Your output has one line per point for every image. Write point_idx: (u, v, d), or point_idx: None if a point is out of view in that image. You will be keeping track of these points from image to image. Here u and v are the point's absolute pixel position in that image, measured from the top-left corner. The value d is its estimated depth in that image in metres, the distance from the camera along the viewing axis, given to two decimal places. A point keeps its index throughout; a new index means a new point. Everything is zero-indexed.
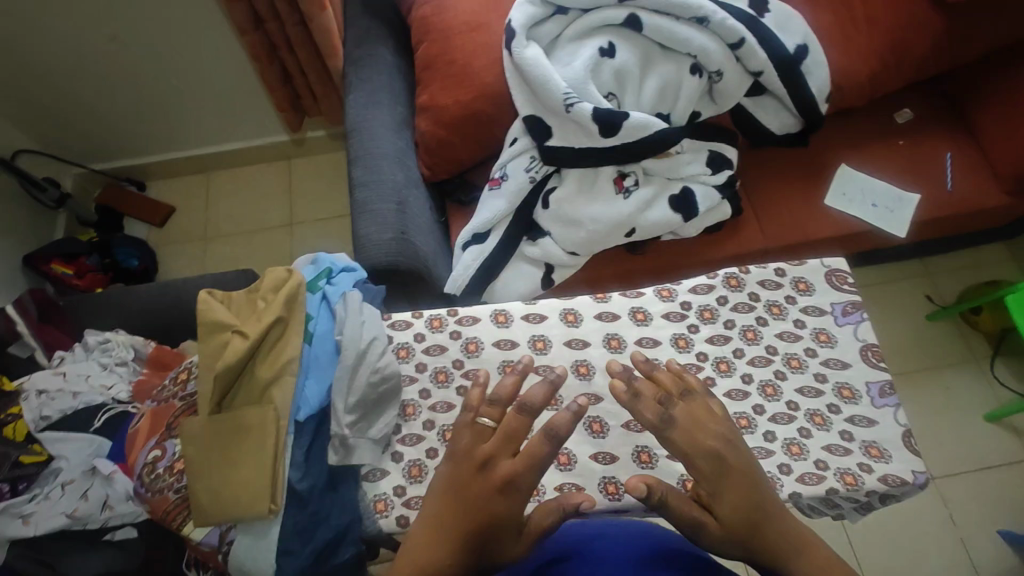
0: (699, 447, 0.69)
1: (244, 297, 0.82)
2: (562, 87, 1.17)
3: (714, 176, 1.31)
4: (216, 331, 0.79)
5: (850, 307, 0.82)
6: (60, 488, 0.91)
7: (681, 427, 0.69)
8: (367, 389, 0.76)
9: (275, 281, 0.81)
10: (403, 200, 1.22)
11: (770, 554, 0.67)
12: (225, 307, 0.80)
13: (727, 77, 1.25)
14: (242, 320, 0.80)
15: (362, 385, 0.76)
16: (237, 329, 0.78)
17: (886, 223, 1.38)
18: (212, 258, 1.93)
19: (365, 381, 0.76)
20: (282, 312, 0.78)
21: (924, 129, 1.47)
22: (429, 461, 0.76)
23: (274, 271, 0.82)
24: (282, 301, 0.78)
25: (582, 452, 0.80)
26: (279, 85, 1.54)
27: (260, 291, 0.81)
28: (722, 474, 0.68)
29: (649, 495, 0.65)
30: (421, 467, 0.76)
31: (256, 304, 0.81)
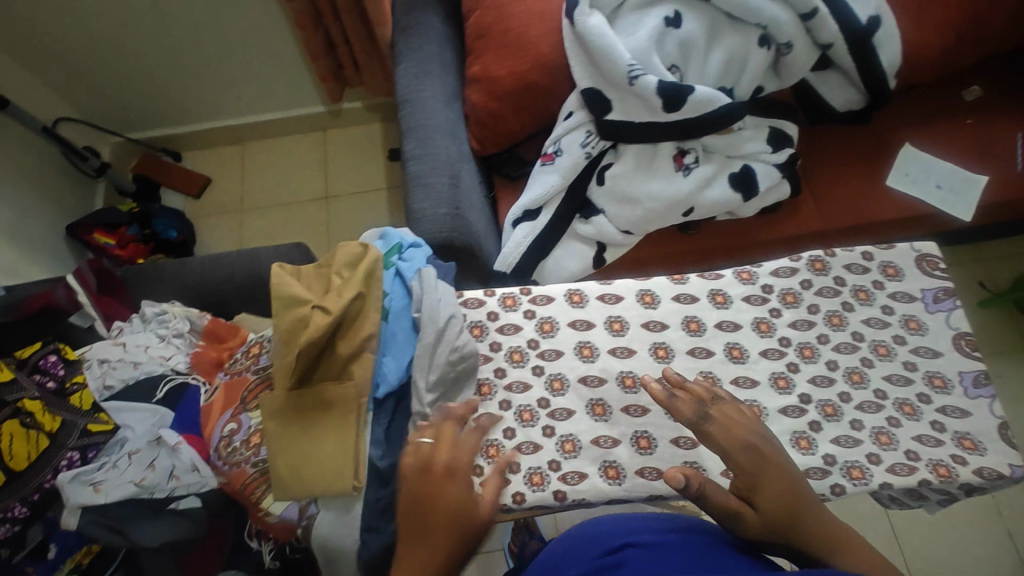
0: (736, 441, 0.68)
1: (318, 272, 0.81)
2: (626, 59, 1.12)
3: (776, 155, 1.25)
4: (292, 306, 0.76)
5: (942, 293, 0.80)
6: (127, 458, 0.92)
7: (718, 421, 0.69)
8: (447, 367, 0.75)
9: (349, 256, 0.79)
10: (456, 174, 1.20)
11: (808, 546, 0.66)
12: (297, 281, 0.78)
13: (796, 50, 1.18)
14: (318, 294, 0.78)
15: (442, 363, 0.75)
16: (316, 305, 0.75)
17: (951, 206, 1.32)
18: (250, 230, 1.93)
19: (448, 359, 0.76)
20: (361, 288, 0.76)
21: (995, 106, 1.39)
22: (508, 441, 0.77)
23: (343, 246, 0.81)
24: (361, 275, 0.76)
25: (662, 437, 0.76)
26: (322, 54, 1.51)
27: (333, 266, 0.80)
28: (761, 467, 0.68)
29: (688, 486, 0.65)
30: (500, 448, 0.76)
31: (330, 279, 0.79)
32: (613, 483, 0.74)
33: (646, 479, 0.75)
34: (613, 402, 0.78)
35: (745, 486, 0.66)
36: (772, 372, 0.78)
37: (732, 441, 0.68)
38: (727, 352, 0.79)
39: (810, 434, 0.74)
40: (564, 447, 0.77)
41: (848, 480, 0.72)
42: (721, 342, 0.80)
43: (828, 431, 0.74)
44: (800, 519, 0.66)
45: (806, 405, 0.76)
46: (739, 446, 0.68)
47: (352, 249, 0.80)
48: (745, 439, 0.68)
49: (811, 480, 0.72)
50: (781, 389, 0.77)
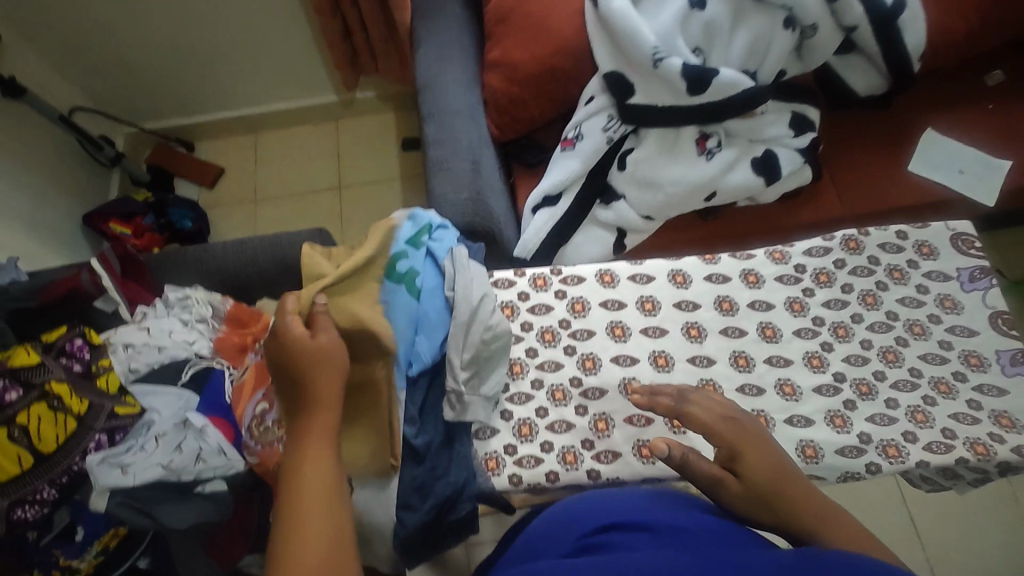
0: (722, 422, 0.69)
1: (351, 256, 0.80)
2: (650, 41, 1.11)
3: (798, 139, 1.24)
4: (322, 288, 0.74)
5: (978, 272, 0.80)
6: (154, 440, 0.92)
7: (699, 402, 0.71)
8: (481, 345, 0.76)
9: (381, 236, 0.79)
10: (478, 158, 1.20)
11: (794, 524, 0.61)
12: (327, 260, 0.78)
13: (821, 32, 1.17)
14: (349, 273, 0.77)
15: (476, 341, 0.76)
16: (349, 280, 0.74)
17: (974, 190, 1.31)
18: (263, 220, 1.93)
19: (485, 338, 0.76)
20: None
21: (1019, 91, 1.38)
22: (541, 419, 0.77)
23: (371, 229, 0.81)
24: None
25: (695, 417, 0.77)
26: (338, 41, 1.50)
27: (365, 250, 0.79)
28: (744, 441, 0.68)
29: (670, 455, 0.66)
30: (533, 426, 0.77)
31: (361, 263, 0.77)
32: (647, 462, 0.75)
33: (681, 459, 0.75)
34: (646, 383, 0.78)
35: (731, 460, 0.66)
36: (806, 351, 0.78)
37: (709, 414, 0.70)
38: (760, 332, 0.79)
39: (844, 413, 0.74)
40: (597, 427, 0.77)
41: (884, 458, 0.71)
42: (754, 322, 0.80)
43: (863, 410, 0.74)
44: (782, 495, 0.63)
45: (840, 383, 0.76)
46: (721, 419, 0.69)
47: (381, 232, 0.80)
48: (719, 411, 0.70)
49: (848, 458, 0.71)
50: (815, 368, 0.76)
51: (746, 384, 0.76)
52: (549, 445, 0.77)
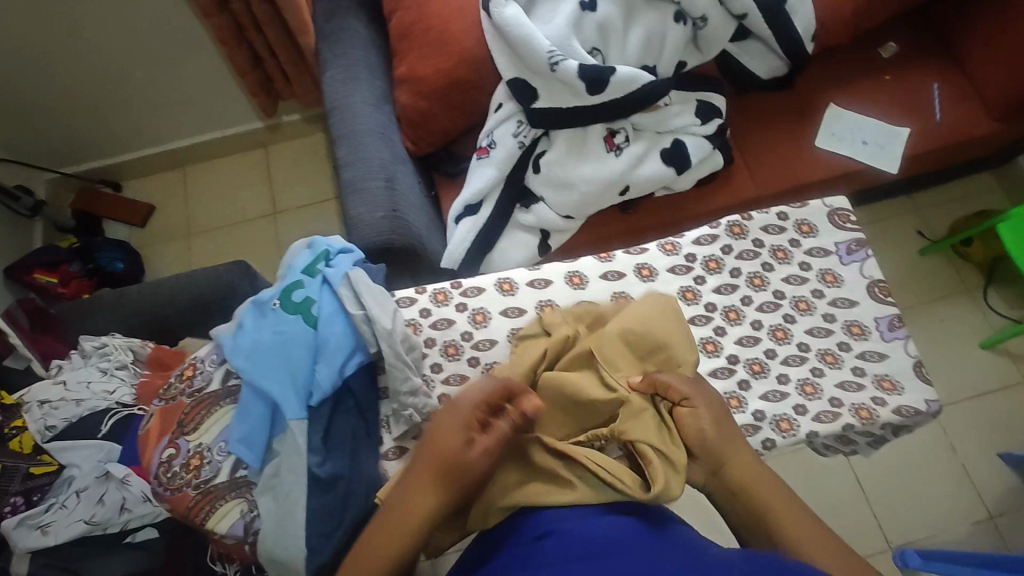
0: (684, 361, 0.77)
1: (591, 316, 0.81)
2: (545, 45, 1.14)
3: (704, 127, 1.27)
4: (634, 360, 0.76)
5: (855, 245, 0.85)
6: (76, 496, 0.91)
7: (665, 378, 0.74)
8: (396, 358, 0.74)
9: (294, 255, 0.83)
10: (392, 175, 1.20)
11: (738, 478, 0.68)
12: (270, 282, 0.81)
13: (712, 22, 1.21)
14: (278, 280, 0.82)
15: (395, 354, 0.75)
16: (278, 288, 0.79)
17: (878, 160, 1.37)
18: (199, 254, 1.90)
19: (398, 353, 0.75)
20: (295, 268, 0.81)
21: (911, 61, 1.45)
22: None
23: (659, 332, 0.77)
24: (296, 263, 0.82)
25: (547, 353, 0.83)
26: (248, 69, 1.49)
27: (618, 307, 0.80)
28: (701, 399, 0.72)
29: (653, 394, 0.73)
30: None
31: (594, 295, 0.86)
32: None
33: None
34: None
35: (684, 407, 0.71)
36: (700, 338, 0.81)
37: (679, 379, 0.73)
38: None
39: (739, 395, 0.77)
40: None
41: (778, 433, 0.75)
42: None
43: (757, 388, 0.77)
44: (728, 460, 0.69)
45: (734, 365, 0.79)
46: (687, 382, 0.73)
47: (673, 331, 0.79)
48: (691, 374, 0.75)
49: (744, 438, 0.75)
50: (710, 353, 0.79)
51: None
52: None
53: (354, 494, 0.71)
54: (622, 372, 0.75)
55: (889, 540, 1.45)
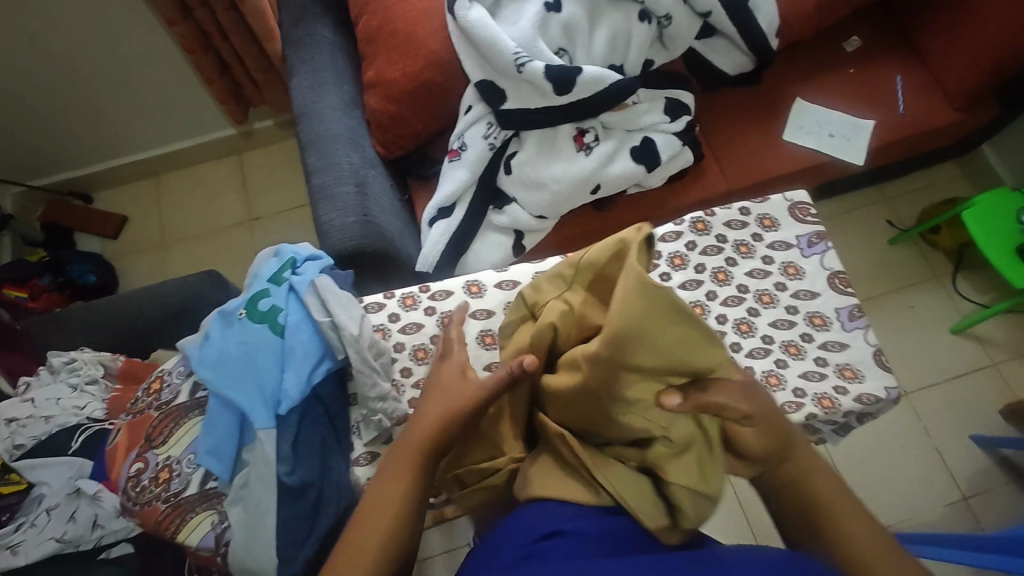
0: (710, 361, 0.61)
1: (587, 272, 0.70)
2: (511, 47, 1.14)
3: (673, 124, 1.29)
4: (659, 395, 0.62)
5: (815, 238, 0.87)
6: (46, 514, 0.90)
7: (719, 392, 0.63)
8: (364, 363, 0.75)
9: (262, 263, 0.83)
10: (362, 180, 1.20)
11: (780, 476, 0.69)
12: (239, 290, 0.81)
13: (676, 20, 1.22)
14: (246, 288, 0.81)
15: (363, 359, 0.75)
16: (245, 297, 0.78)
17: (844, 151, 1.40)
18: (174, 264, 1.87)
19: (365, 358, 0.75)
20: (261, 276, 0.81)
21: (873, 55, 1.47)
22: None
23: (671, 346, 0.57)
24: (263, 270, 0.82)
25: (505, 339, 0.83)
26: (216, 76, 1.48)
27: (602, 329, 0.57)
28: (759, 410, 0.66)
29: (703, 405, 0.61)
30: None
31: (601, 249, 0.68)
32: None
33: None
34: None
35: (744, 424, 0.67)
36: None
37: (732, 394, 0.63)
38: None
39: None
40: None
41: None
42: None
43: None
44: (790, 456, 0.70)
45: None
46: (745, 400, 0.64)
47: (690, 335, 0.58)
48: (739, 379, 0.65)
49: None
50: None
51: None
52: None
53: (325, 502, 0.71)
54: (649, 401, 0.61)
55: None
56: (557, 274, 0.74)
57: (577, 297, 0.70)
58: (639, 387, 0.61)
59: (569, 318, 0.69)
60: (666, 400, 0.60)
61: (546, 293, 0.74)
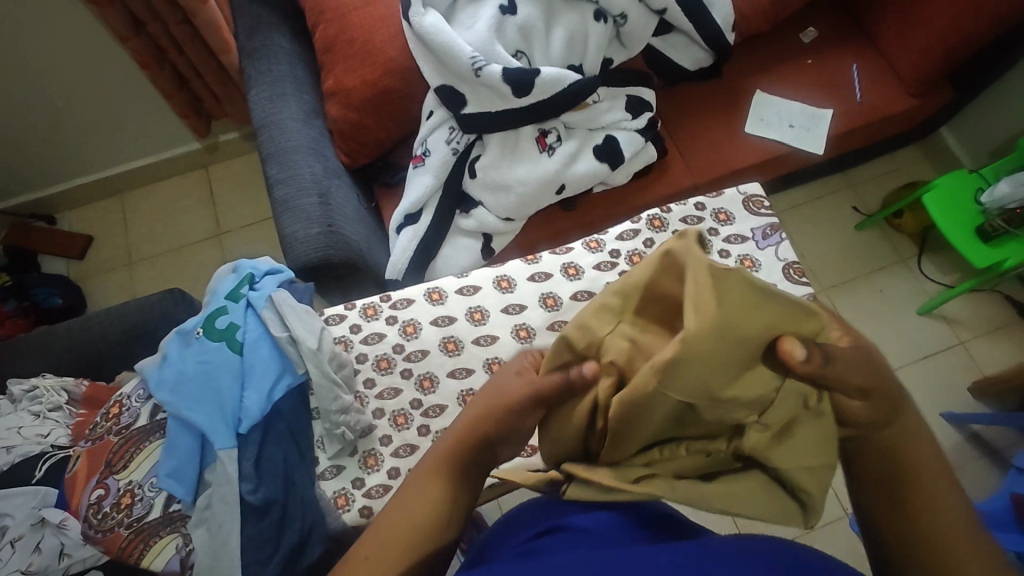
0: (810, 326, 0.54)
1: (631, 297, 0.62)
2: (467, 51, 1.14)
3: (635, 121, 1.29)
4: (766, 368, 0.55)
5: (769, 230, 0.89)
6: (10, 546, 0.87)
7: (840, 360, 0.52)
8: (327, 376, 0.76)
9: (222, 279, 0.83)
10: (326, 191, 1.19)
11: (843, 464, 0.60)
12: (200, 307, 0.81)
13: (632, 19, 1.23)
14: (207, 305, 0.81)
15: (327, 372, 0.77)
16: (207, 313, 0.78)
17: (804, 141, 1.42)
18: (143, 282, 1.84)
19: (325, 372, 0.76)
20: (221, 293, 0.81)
21: (830, 45, 1.50)
22: (387, 450, 0.77)
23: (767, 329, 0.53)
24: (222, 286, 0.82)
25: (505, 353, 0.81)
26: (174, 90, 1.46)
27: (691, 325, 0.52)
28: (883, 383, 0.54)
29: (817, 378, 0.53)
30: (377, 457, 0.76)
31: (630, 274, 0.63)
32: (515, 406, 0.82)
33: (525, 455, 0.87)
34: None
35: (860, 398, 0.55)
36: None
37: (849, 367, 0.53)
38: None
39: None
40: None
41: None
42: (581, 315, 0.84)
43: None
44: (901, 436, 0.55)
45: None
46: (862, 367, 0.53)
47: (770, 317, 0.53)
48: (851, 347, 0.54)
49: None
50: None
51: None
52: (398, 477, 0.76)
53: (291, 514, 0.72)
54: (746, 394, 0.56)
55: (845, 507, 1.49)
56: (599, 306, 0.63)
57: (634, 331, 0.61)
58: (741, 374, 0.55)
59: (631, 356, 0.61)
60: (788, 355, 0.52)
61: (595, 327, 0.62)
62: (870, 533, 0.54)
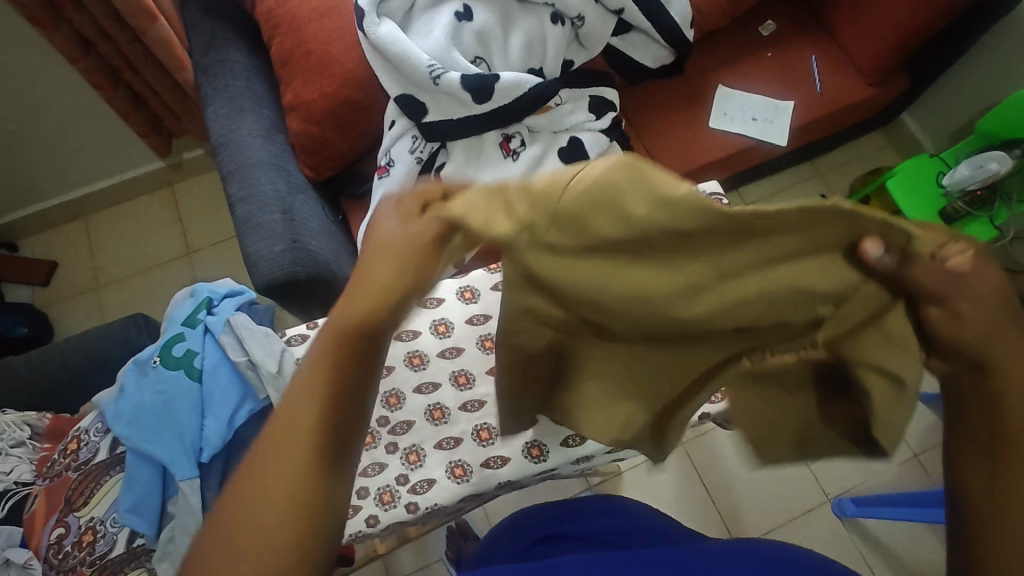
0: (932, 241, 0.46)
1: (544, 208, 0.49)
2: (424, 59, 1.13)
3: (599, 121, 1.29)
4: (845, 266, 0.50)
5: None
6: None
7: (926, 274, 0.47)
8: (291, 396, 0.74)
9: (179, 304, 0.82)
10: (289, 206, 1.17)
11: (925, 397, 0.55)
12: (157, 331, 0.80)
13: (589, 20, 1.23)
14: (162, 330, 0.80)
15: None
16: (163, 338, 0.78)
17: (767, 134, 1.43)
18: (112, 306, 1.80)
19: None
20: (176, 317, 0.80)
21: (788, 37, 1.51)
22: (401, 486, 0.80)
23: (828, 233, 0.48)
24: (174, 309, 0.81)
25: (477, 369, 0.86)
26: (131, 109, 1.43)
27: (753, 253, 0.50)
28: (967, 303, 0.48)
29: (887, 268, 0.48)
30: (393, 493, 0.79)
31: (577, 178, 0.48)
32: None
33: (493, 469, 0.81)
34: (450, 404, 0.84)
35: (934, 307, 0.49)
36: None
37: (933, 277, 0.47)
38: None
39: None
40: (410, 459, 0.81)
41: None
42: None
43: None
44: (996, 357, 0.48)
45: None
46: (942, 280, 0.47)
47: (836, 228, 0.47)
48: (961, 265, 0.47)
49: None
50: None
51: None
52: (375, 519, 0.78)
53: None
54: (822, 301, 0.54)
55: (827, 493, 1.51)
56: (504, 205, 0.51)
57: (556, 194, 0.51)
58: (805, 271, 0.51)
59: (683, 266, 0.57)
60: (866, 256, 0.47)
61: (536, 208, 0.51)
62: (954, 500, 0.50)
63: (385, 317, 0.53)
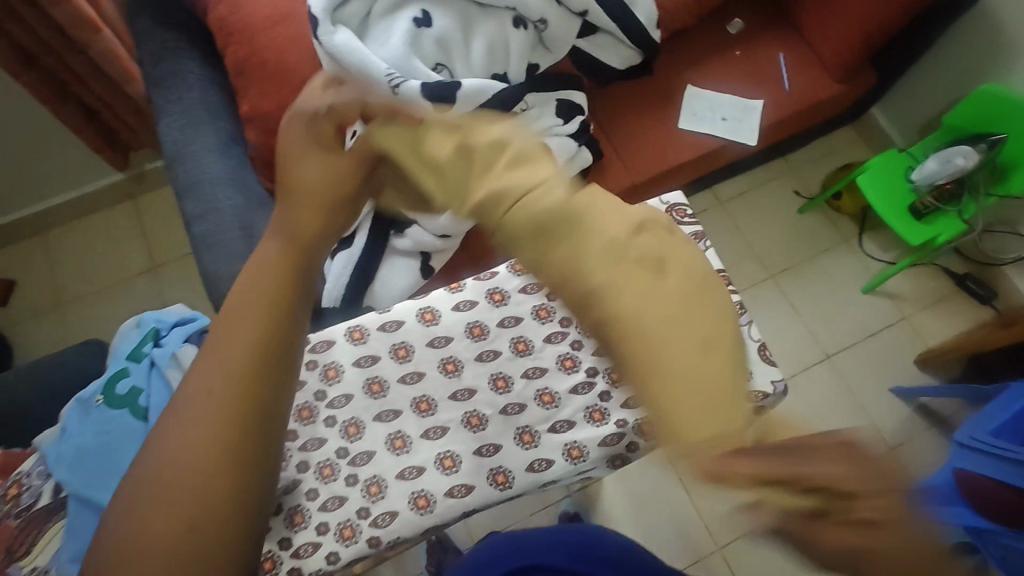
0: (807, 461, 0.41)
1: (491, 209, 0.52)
2: (382, 67, 1.08)
3: (567, 126, 1.27)
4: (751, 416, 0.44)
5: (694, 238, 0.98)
6: None
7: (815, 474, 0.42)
8: None
9: (126, 337, 0.87)
10: (248, 223, 1.13)
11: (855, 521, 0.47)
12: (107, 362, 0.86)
13: (552, 24, 1.21)
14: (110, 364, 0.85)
15: None
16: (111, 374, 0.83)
17: (736, 134, 1.42)
18: (75, 326, 1.74)
19: None
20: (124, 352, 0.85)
21: (757, 35, 1.50)
22: (362, 520, 0.77)
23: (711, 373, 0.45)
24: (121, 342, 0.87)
25: (439, 396, 0.84)
26: (82, 123, 1.37)
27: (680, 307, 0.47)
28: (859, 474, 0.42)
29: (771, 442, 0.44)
30: (354, 528, 0.77)
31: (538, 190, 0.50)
32: (477, 429, 0.82)
33: (458, 498, 0.79)
34: (413, 431, 0.82)
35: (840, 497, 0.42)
36: (559, 355, 0.87)
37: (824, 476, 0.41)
38: (493, 384, 0.85)
39: (581, 443, 0.82)
40: (371, 491, 0.79)
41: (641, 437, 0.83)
42: (507, 339, 0.87)
43: (620, 397, 0.85)
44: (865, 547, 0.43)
45: (594, 377, 0.86)
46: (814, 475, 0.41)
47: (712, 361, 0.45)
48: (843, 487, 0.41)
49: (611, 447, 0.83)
50: (548, 403, 0.84)
51: (507, 405, 0.84)
52: (336, 555, 0.76)
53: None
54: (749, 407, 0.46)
55: None
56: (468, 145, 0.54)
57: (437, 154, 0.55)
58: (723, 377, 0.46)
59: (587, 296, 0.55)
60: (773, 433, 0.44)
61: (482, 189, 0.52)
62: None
63: (279, 327, 0.54)
